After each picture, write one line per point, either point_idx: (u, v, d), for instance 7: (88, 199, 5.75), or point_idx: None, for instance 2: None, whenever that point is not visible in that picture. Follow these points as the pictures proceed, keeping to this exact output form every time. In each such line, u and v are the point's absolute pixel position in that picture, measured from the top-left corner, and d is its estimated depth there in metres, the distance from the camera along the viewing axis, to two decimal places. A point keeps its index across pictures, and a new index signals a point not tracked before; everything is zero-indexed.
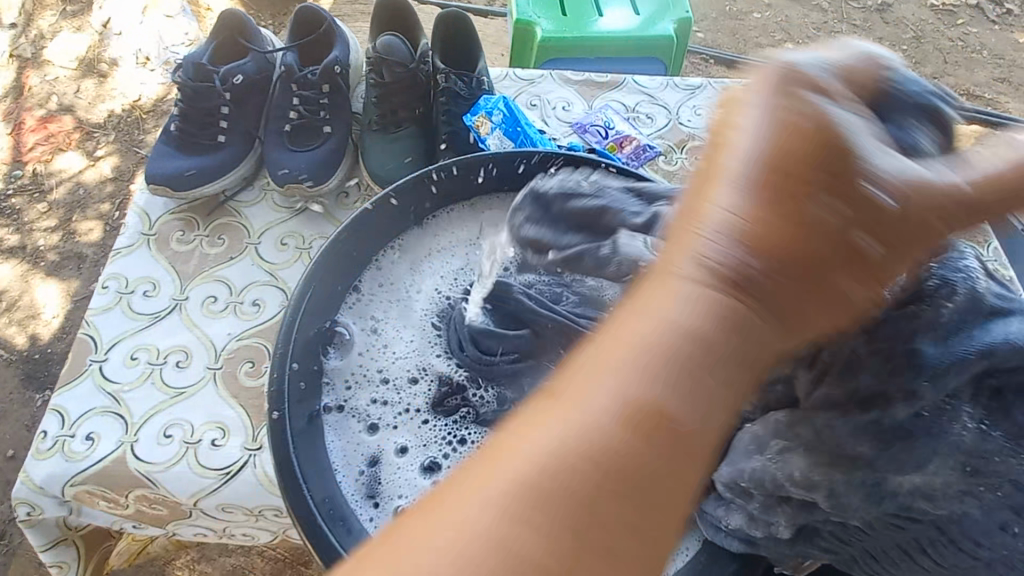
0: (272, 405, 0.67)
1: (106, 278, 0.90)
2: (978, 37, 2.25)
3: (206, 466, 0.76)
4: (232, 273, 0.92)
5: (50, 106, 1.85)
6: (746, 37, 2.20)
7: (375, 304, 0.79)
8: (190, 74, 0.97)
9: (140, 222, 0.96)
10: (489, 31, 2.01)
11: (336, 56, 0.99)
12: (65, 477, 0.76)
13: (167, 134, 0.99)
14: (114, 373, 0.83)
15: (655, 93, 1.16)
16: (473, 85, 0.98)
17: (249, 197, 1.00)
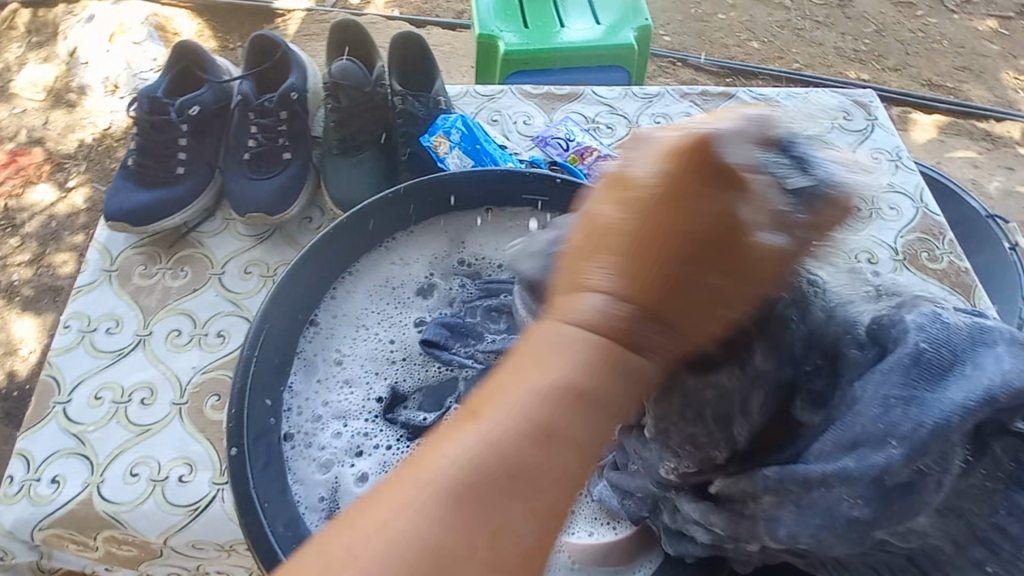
0: (230, 441, 0.67)
1: (67, 317, 0.90)
2: (938, 28, 2.30)
3: (173, 504, 0.75)
4: (196, 306, 0.91)
5: (19, 139, 1.83)
6: (713, 38, 2.24)
7: (335, 336, 0.80)
8: (145, 106, 0.97)
9: (101, 258, 0.95)
10: (457, 43, 2.02)
11: (292, 82, 0.99)
12: (33, 523, 0.75)
13: (125, 168, 0.99)
14: (78, 414, 0.82)
15: (615, 103, 1.18)
16: (430, 105, 0.99)
17: (212, 228, 0.99)
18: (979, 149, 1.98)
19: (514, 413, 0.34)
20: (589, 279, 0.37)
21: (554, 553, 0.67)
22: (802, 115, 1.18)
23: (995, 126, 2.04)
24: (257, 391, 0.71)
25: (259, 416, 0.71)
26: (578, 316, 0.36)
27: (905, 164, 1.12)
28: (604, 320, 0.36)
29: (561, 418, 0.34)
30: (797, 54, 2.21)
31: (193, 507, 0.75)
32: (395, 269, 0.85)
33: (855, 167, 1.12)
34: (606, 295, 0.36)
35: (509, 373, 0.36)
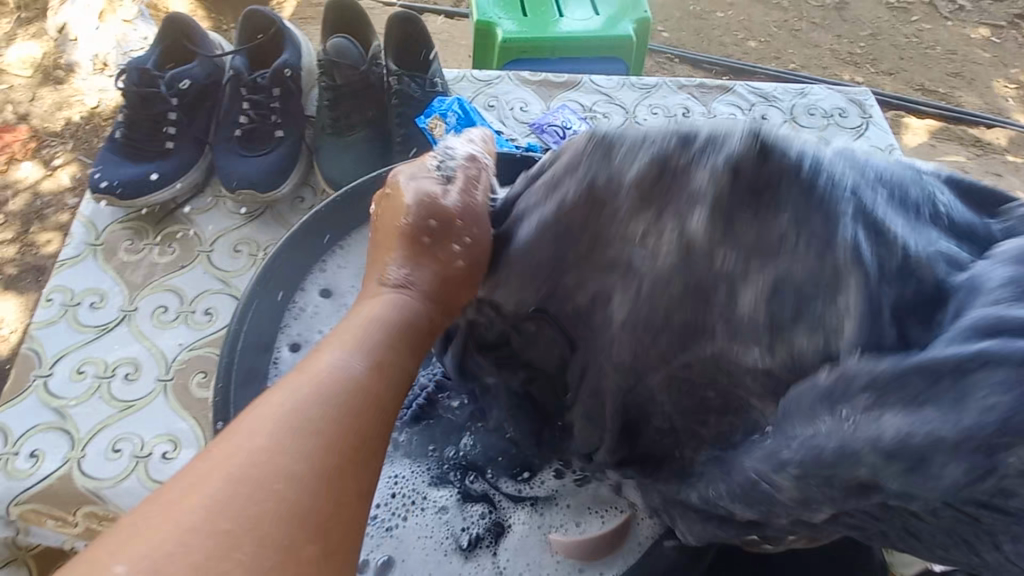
0: (216, 416, 0.67)
1: (50, 290, 0.88)
2: (931, 33, 2.32)
3: (156, 480, 0.74)
4: (184, 283, 0.90)
5: (4, 115, 1.79)
6: (710, 36, 2.24)
7: (321, 314, 0.77)
8: (134, 78, 0.95)
9: (85, 232, 0.93)
10: (455, 32, 2.00)
11: (286, 59, 0.98)
12: (10, 497, 0.73)
13: (113, 142, 0.97)
14: (59, 388, 0.80)
15: (613, 93, 1.17)
16: (427, 87, 0.98)
17: (201, 204, 0.98)
18: (967, 154, 2.00)
19: (269, 433, 0.39)
20: (386, 281, 0.51)
21: (540, 547, 0.68)
22: (797, 111, 1.19)
23: (983, 132, 2.06)
24: (241, 367, 0.70)
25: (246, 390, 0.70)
26: (341, 350, 0.45)
27: (897, 162, 1.13)
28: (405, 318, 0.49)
29: (336, 431, 0.40)
30: (793, 55, 2.22)
31: None
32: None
33: None
34: (353, 368, 0.44)
35: (339, 334, 0.47)
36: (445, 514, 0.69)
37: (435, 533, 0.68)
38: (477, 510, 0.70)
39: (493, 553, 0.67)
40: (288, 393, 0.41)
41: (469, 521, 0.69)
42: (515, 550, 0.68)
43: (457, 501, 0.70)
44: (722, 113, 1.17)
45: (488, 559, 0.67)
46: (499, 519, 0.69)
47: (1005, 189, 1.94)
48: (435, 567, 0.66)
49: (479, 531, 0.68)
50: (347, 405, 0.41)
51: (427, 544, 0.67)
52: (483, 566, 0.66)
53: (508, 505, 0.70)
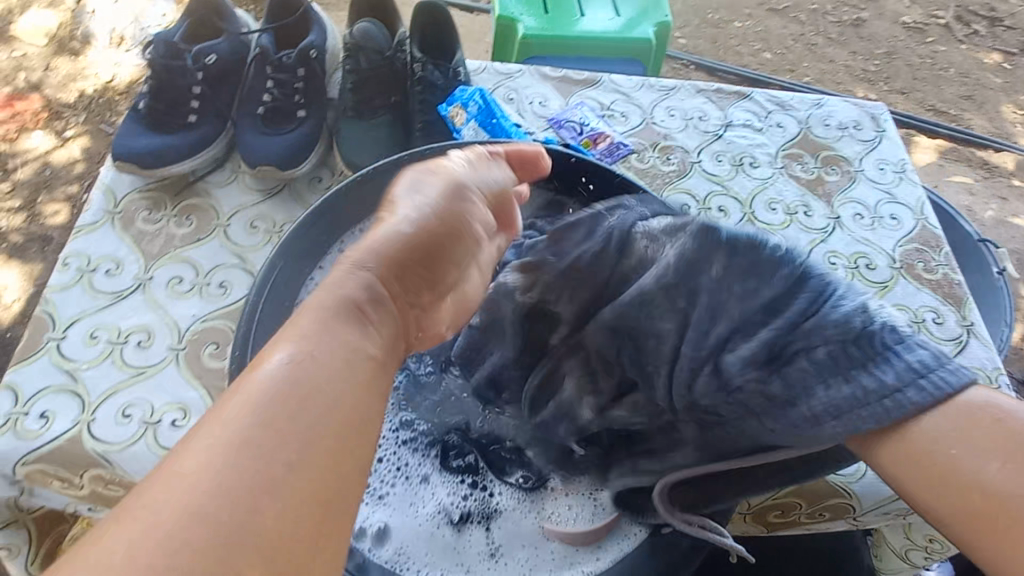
0: (233, 382, 0.69)
1: (67, 255, 0.89)
2: (946, 55, 2.34)
3: (165, 447, 0.75)
4: (199, 255, 0.91)
5: (17, 83, 1.79)
6: (726, 45, 2.25)
7: None
8: (160, 50, 0.96)
9: (105, 200, 0.94)
10: (474, 26, 2.01)
11: (313, 40, 0.99)
12: (18, 456, 0.73)
13: (136, 112, 0.98)
14: (72, 352, 0.81)
15: (631, 92, 1.18)
16: (449, 75, 0.99)
17: (219, 179, 0.98)
18: (975, 177, 2.01)
19: (226, 438, 0.38)
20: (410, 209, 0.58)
21: (531, 532, 0.71)
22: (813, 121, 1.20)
23: (992, 156, 2.08)
24: (256, 335, 0.72)
25: (261, 357, 0.71)
26: (286, 343, 0.44)
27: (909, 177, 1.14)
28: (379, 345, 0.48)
29: (313, 453, 0.39)
30: (808, 68, 2.23)
31: None
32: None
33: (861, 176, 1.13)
34: (296, 354, 0.43)
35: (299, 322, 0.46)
36: (437, 490, 0.72)
37: (429, 507, 0.71)
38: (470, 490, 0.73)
39: (482, 533, 0.71)
40: (243, 395, 0.40)
41: (461, 500, 0.72)
42: (507, 530, 0.71)
43: (450, 479, 0.73)
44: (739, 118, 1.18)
45: (477, 538, 0.70)
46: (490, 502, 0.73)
47: (1011, 213, 1.96)
48: (427, 537, 0.69)
49: (470, 510, 0.72)
50: (336, 389, 0.42)
51: (421, 515, 0.71)
52: (472, 543, 0.70)
53: (500, 487, 0.74)
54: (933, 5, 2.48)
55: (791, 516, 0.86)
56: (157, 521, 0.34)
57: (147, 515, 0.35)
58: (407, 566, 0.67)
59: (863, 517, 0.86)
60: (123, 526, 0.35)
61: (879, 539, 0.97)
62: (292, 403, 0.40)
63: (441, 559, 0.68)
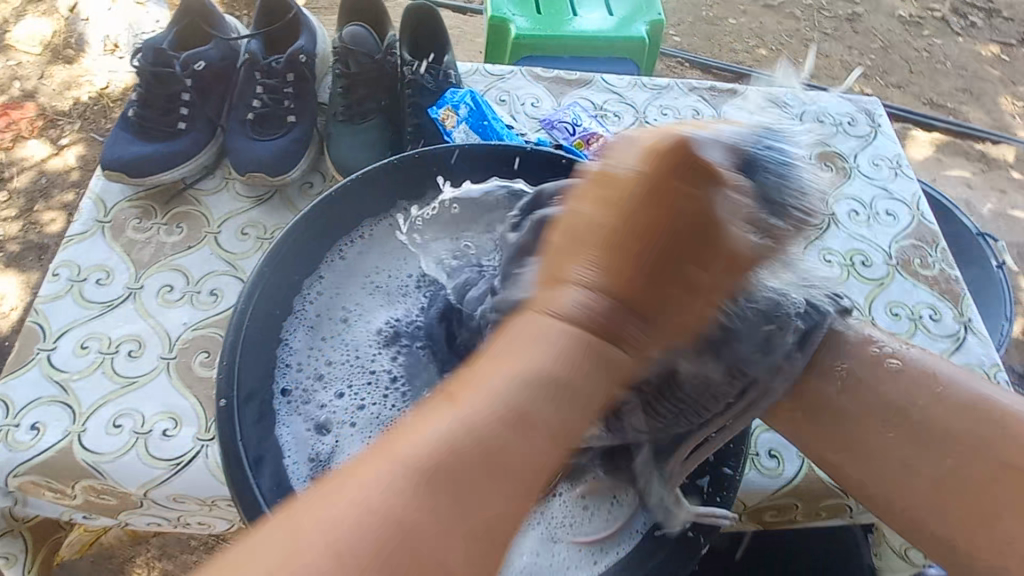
0: (220, 393, 0.67)
1: (57, 265, 0.88)
2: (942, 48, 2.33)
3: (156, 457, 0.74)
4: (191, 262, 0.90)
5: (11, 92, 1.79)
6: (722, 42, 2.24)
7: (342, 296, 0.80)
8: (149, 57, 0.95)
9: (94, 209, 0.94)
10: (467, 27, 2.00)
11: (302, 45, 0.98)
12: (8, 468, 0.73)
13: (125, 120, 0.97)
14: (63, 362, 0.81)
15: (624, 92, 1.17)
16: (439, 78, 0.99)
17: (210, 185, 0.98)
18: (973, 170, 2.00)
19: (382, 489, 0.39)
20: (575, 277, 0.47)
21: (532, 535, 0.68)
22: (807, 117, 1.19)
23: (990, 149, 2.07)
24: (250, 347, 0.71)
25: (253, 370, 0.70)
26: (500, 385, 0.43)
27: (905, 173, 1.13)
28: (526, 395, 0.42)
29: (434, 496, 0.39)
30: (804, 64, 2.22)
31: (176, 461, 0.74)
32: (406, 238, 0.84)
33: (856, 172, 1.12)
34: (504, 393, 0.43)
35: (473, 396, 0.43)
36: None
37: None
38: None
39: None
40: (386, 461, 0.40)
41: None
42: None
43: None
44: (733, 116, 1.17)
45: None
46: None
47: (1010, 206, 1.95)
48: None
49: None
50: (509, 436, 0.41)
51: None
52: None
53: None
54: None
55: (788, 515, 0.85)
56: (328, 546, 0.36)
57: (300, 560, 0.36)
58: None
59: (860, 514, 0.85)
60: (244, 562, 0.36)
61: (879, 537, 0.97)
62: (460, 433, 0.41)
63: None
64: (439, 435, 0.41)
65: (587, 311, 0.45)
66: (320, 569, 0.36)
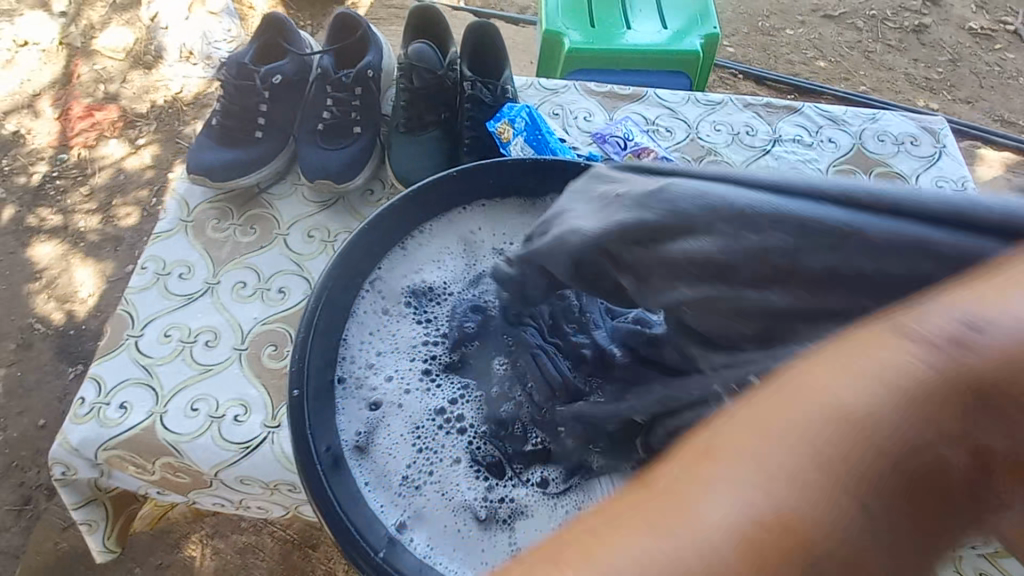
0: (293, 383, 0.73)
1: (146, 259, 0.97)
2: (1016, 63, 2.21)
3: (228, 440, 0.81)
4: (261, 261, 0.97)
5: (97, 95, 1.94)
6: (776, 54, 2.20)
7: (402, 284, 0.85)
8: (232, 71, 1.04)
9: (179, 209, 1.02)
10: (519, 38, 2.05)
11: (370, 61, 1.05)
12: (100, 441, 0.81)
13: (208, 128, 1.06)
14: (148, 348, 0.89)
15: (677, 107, 1.19)
16: (498, 93, 1.03)
17: (281, 190, 1.05)
18: None
19: (643, 551, 0.29)
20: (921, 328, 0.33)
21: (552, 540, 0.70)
22: (867, 136, 1.17)
23: None
24: (315, 353, 0.76)
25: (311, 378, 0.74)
26: (895, 429, 0.31)
27: None
28: (934, 409, 0.31)
29: (674, 551, 0.29)
30: (864, 77, 2.15)
31: (246, 445, 0.80)
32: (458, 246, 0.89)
33: None
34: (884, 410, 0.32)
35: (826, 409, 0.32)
36: (465, 487, 0.73)
37: (456, 499, 0.73)
38: (495, 489, 0.74)
39: (505, 537, 0.71)
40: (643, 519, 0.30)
41: (486, 499, 0.73)
42: (532, 531, 0.71)
43: (479, 476, 0.74)
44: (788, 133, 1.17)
45: (500, 539, 0.70)
46: (519, 508, 0.72)
47: None
48: (449, 529, 0.71)
49: (492, 511, 0.72)
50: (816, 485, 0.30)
51: (447, 506, 0.72)
52: (494, 543, 0.70)
53: (526, 486, 0.74)
54: (1002, 11, 2.36)
55: None
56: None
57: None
58: (428, 560, 0.68)
59: None
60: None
61: None
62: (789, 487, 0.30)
63: (465, 554, 0.69)
64: (780, 437, 0.31)
65: (912, 381, 0.31)
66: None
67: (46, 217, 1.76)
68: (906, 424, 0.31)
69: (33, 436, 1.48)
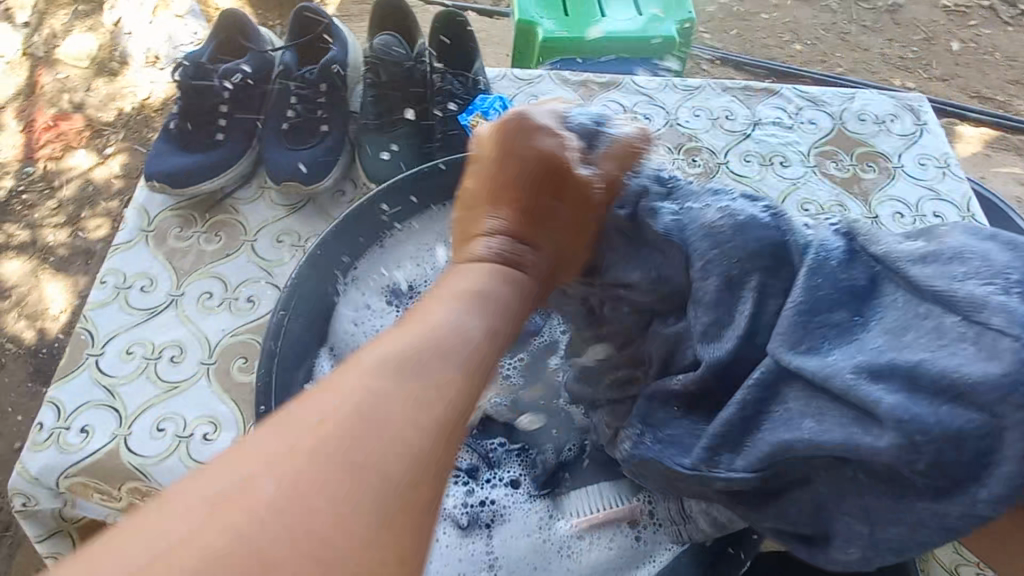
0: (260, 398, 0.69)
1: (104, 273, 0.92)
2: (990, 38, 2.22)
3: (197, 460, 0.76)
4: (228, 270, 0.93)
5: (61, 104, 1.87)
6: (754, 38, 2.18)
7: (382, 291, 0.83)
8: (189, 71, 0.98)
9: (138, 218, 0.97)
10: (495, 30, 2.01)
11: (334, 55, 1.00)
12: (60, 469, 0.76)
13: (166, 133, 1.00)
14: (109, 367, 0.84)
15: (655, 94, 1.16)
16: (469, 85, 1.00)
17: (247, 194, 1.01)
18: None
19: (280, 445, 0.37)
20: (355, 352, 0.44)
21: (533, 546, 0.69)
22: (847, 116, 1.15)
23: None
24: (280, 366, 0.72)
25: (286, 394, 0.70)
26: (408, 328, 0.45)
27: (953, 172, 1.08)
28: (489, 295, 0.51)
29: (335, 429, 0.38)
30: (841, 58, 2.14)
31: None
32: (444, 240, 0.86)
33: (901, 173, 1.08)
34: (389, 346, 0.43)
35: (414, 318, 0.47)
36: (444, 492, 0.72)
37: None
38: (474, 493, 0.72)
39: (485, 543, 0.69)
40: (336, 389, 0.40)
41: (467, 506, 0.71)
42: (509, 539, 0.70)
43: (459, 481, 0.73)
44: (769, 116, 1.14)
45: (479, 545, 0.69)
46: (497, 512, 0.71)
47: None
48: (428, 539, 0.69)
49: (473, 518, 0.71)
50: (406, 390, 0.40)
51: None
52: (473, 549, 0.69)
53: (503, 487, 0.73)
54: None
55: None
56: (236, 516, 0.34)
57: (161, 532, 0.34)
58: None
59: None
60: (155, 524, 0.34)
61: None
62: (372, 379, 0.40)
63: (445, 562, 0.68)
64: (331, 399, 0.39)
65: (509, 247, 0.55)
66: (230, 519, 0.34)
67: (13, 233, 1.68)
68: (410, 344, 0.43)
69: (8, 460, 1.42)
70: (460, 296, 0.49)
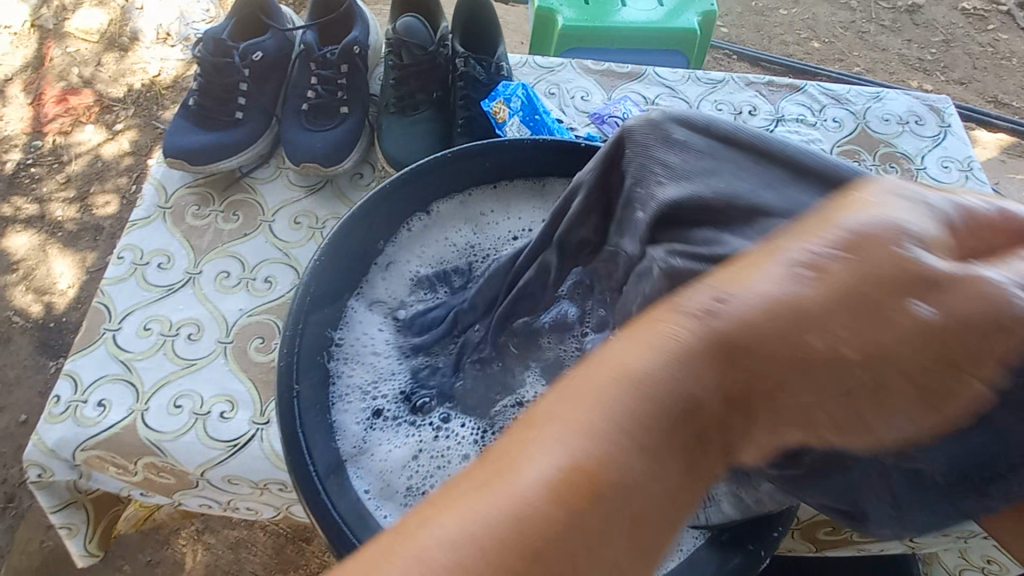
0: (287, 381, 0.69)
1: (121, 249, 0.91)
2: (1009, 43, 2.19)
3: (214, 438, 0.77)
4: (246, 250, 0.92)
5: (71, 78, 1.85)
6: (772, 34, 2.16)
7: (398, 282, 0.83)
8: (209, 48, 0.97)
9: (156, 195, 0.97)
10: (510, 17, 1.98)
11: (356, 36, 0.99)
12: (76, 442, 0.76)
13: (185, 109, 1.00)
14: (127, 343, 0.84)
15: (677, 86, 1.14)
16: (491, 71, 0.98)
17: (265, 174, 1.00)
18: None
19: (549, 477, 0.29)
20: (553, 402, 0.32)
21: None
22: (870, 116, 1.14)
23: None
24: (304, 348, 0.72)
25: (309, 377, 0.71)
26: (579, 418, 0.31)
27: (976, 176, 1.07)
28: (708, 370, 0.33)
29: (616, 452, 0.30)
30: (858, 58, 2.12)
31: (233, 443, 0.77)
32: (464, 226, 0.87)
33: (922, 174, 1.07)
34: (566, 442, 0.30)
35: (602, 367, 0.33)
36: None
37: None
38: None
39: None
40: (559, 432, 0.31)
41: None
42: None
43: None
44: (791, 113, 1.13)
45: None
46: None
47: None
48: None
49: None
50: (641, 442, 0.31)
51: None
52: None
53: None
54: None
55: (842, 534, 0.82)
56: (457, 564, 0.27)
57: (427, 553, 0.27)
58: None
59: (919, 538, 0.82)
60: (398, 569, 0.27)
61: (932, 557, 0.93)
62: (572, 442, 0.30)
63: None
64: (557, 442, 0.30)
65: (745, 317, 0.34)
66: (478, 551, 0.27)
67: (22, 206, 1.68)
68: (628, 408, 0.31)
69: (15, 432, 1.42)
70: (641, 362, 0.33)
